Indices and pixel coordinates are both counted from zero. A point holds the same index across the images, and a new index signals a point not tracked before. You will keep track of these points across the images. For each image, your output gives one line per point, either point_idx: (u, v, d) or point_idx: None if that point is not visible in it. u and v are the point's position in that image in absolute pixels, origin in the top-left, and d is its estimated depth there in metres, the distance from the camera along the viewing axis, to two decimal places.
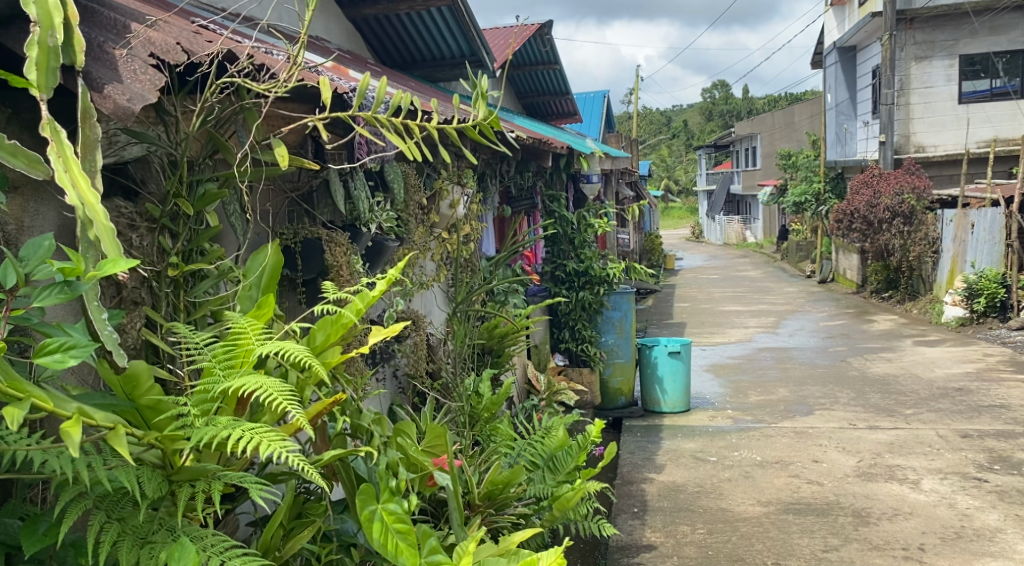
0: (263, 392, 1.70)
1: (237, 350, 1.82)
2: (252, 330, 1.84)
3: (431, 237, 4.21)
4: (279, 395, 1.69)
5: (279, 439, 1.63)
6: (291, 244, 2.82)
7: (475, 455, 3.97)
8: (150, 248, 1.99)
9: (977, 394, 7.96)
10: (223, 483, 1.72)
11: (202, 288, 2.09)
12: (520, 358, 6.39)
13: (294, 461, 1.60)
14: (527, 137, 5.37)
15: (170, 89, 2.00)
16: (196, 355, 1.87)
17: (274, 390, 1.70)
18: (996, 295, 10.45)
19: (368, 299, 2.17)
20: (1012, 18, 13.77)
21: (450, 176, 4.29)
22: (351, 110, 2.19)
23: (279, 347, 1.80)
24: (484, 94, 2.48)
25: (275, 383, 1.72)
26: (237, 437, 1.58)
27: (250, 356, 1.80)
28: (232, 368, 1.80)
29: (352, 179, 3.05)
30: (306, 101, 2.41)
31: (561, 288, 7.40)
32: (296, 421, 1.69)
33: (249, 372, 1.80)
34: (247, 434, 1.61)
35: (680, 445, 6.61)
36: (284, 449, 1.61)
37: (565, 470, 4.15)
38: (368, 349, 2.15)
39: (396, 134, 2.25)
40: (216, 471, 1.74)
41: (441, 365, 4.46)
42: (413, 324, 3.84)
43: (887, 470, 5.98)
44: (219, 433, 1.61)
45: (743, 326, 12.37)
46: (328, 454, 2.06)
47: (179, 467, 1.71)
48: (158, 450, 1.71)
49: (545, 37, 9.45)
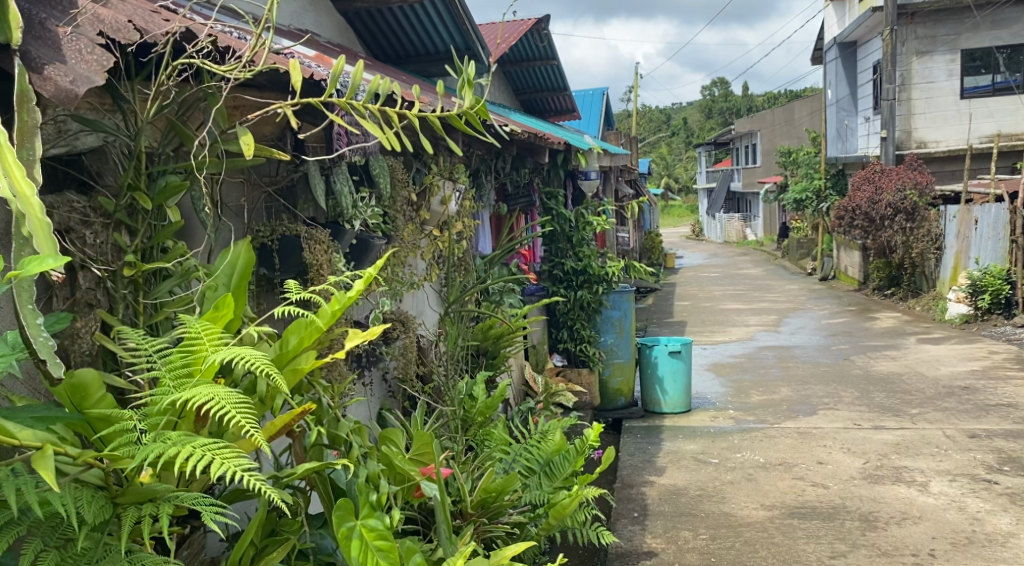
0: (214, 405, 1.55)
1: (192, 359, 1.69)
2: (207, 336, 1.69)
3: (421, 234, 4.06)
4: (233, 408, 1.54)
5: (234, 457, 1.49)
6: (268, 241, 2.68)
7: (469, 462, 3.82)
8: (106, 246, 1.84)
9: (983, 393, 7.80)
10: (173, 506, 1.58)
11: (163, 288, 1.94)
12: (516, 359, 6.21)
13: (250, 482, 1.45)
14: (521, 131, 5.21)
15: (124, 72, 1.85)
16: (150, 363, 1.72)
17: (226, 402, 1.55)
18: (1000, 292, 10.27)
19: (345, 300, 2.02)
20: (1013, 12, 13.58)
21: (440, 172, 4.15)
22: (325, 96, 2.02)
23: (235, 353, 1.65)
24: (470, 81, 2.30)
25: (229, 395, 1.57)
26: (185, 455, 1.44)
27: (203, 363, 1.67)
28: (181, 378, 1.67)
29: (335, 173, 2.92)
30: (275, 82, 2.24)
31: (560, 288, 7.23)
32: (253, 437, 1.54)
33: (202, 382, 1.66)
34: (197, 452, 1.46)
35: (681, 447, 6.46)
36: (238, 468, 1.46)
37: (562, 475, 3.99)
38: (344, 354, 2.02)
39: (374, 122, 2.07)
40: (167, 492, 1.60)
41: (433, 369, 4.24)
42: (401, 325, 3.66)
43: (893, 472, 5.83)
44: (167, 450, 1.48)
45: (744, 324, 12.22)
46: (299, 467, 1.90)
47: (128, 489, 1.57)
48: (100, 470, 1.57)
49: (542, 32, 9.29)
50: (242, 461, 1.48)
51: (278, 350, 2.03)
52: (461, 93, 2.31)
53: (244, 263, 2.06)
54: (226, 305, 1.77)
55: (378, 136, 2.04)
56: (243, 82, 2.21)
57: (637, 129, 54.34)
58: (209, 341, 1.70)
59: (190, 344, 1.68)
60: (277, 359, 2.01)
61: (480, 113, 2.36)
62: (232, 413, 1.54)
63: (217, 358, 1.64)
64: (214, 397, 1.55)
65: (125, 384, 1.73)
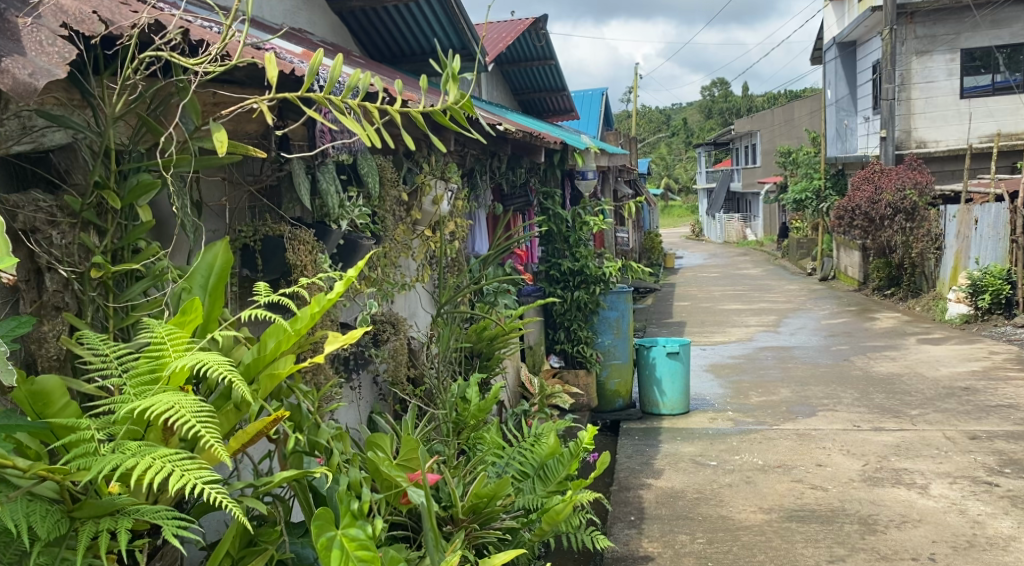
0: (175, 415, 1.53)
1: (157, 366, 1.67)
2: (173, 344, 1.68)
3: (413, 234, 3.99)
4: (194, 419, 1.52)
5: (195, 470, 1.47)
6: (251, 242, 2.62)
7: (461, 465, 3.77)
8: (72, 247, 1.78)
9: (984, 394, 7.73)
10: (132, 520, 1.56)
11: (135, 290, 1.88)
12: (512, 361, 6.14)
13: (212, 495, 1.44)
14: (516, 130, 5.13)
15: (90, 65, 1.79)
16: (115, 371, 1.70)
17: (186, 411, 1.54)
18: (1001, 291, 10.20)
19: (324, 301, 1.94)
20: (1012, 12, 13.51)
21: (432, 171, 4.09)
22: (302, 92, 1.96)
23: (196, 360, 1.63)
24: (455, 75, 2.24)
25: (189, 403, 1.56)
26: (141, 468, 1.42)
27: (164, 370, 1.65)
28: (141, 386, 1.65)
29: (321, 172, 2.85)
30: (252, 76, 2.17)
31: (556, 288, 7.14)
32: (215, 451, 1.52)
33: (164, 390, 1.65)
34: (152, 467, 1.44)
35: (679, 449, 6.39)
36: (199, 481, 1.45)
37: (556, 479, 3.95)
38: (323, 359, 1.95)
39: (353, 119, 2.00)
40: (125, 505, 1.58)
41: (424, 370, 4.16)
42: (391, 327, 3.58)
43: (893, 475, 5.76)
44: (124, 462, 1.47)
45: (744, 325, 12.14)
46: (273, 476, 1.84)
47: (85, 503, 1.56)
48: (55, 483, 1.55)
49: (540, 32, 9.23)
50: (205, 473, 1.47)
51: (255, 354, 1.96)
52: (445, 88, 2.25)
53: (222, 264, 1.98)
54: (193, 311, 1.73)
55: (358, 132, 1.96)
56: (216, 77, 2.14)
57: (637, 129, 54.26)
58: (175, 349, 1.68)
59: (153, 352, 1.67)
60: (254, 363, 1.94)
61: (466, 109, 2.30)
62: (194, 424, 1.52)
63: (180, 365, 1.61)
64: (177, 406, 1.54)
65: (93, 390, 1.69)
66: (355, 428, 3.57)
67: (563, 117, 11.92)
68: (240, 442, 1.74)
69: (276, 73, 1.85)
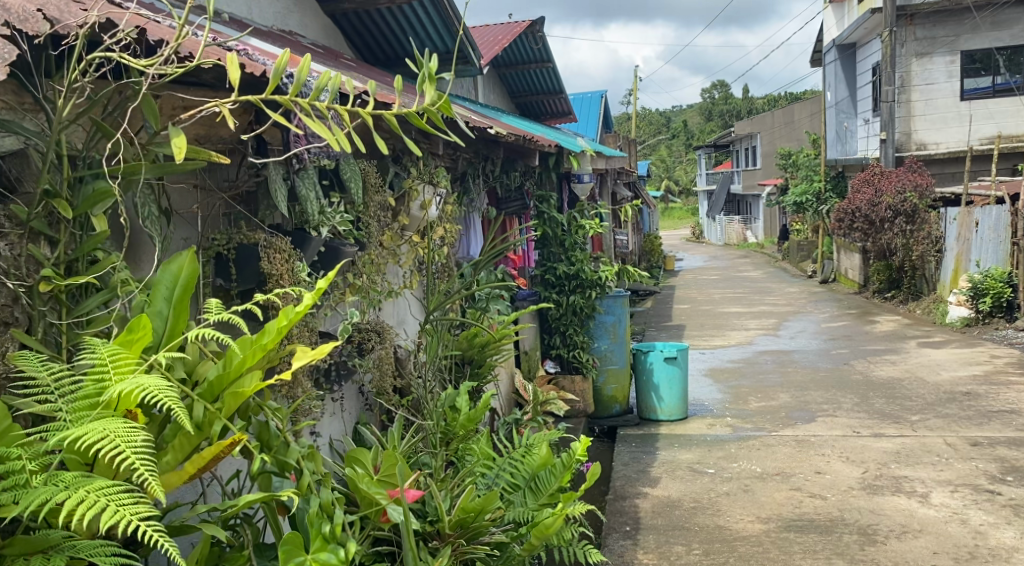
0: (107, 444, 1.48)
1: (101, 391, 1.63)
2: (117, 367, 1.64)
3: (401, 240, 3.89)
4: (130, 451, 1.49)
5: (129, 508, 1.44)
6: (225, 252, 2.52)
7: (450, 478, 3.68)
8: (21, 258, 1.69)
9: (985, 399, 7.63)
10: (67, 556, 1.53)
11: (90, 304, 1.79)
12: (506, 368, 6.03)
13: (146, 535, 1.42)
14: (510, 135, 5.01)
15: (32, 64, 1.72)
16: (54, 393, 1.64)
17: (119, 440, 1.49)
18: (1002, 294, 10.10)
19: (292, 314, 1.85)
20: (1012, 13, 13.42)
21: (419, 175, 3.99)
22: (268, 92, 1.86)
23: (135, 384, 1.57)
24: (432, 75, 2.18)
25: (123, 431, 1.52)
26: (70, 504, 1.40)
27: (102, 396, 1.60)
28: (79, 411, 1.60)
29: (300, 178, 2.75)
30: (216, 74, 2.06)
31: (552, 292, 6.98)
32: (152, 488, 1.48)
33: (101, 416, 1.60)
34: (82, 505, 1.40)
35: (677, 456, 6.29)
36: (135, 518, 1.43)
37: (547, 491, 3.84)
38: (290, 374, 1.86)
39: (321, 124, 1.90)
40: (62, 539, 1.55)
41: (411, 380, 4.04)
42: (377, 335, 3.46)
43: (893, 483, 5.65)
44: (54, 497, 1.44)
45: (743, 328, 12.04)
46: (236, 502, 1.78)
47: (20, 538, 1.52)
48: None
49: (537, 34, 9.14)
50: (141, 509, 1.45)
51: (221, 370, 1.87)
52: (422, 90, 2.18)
53: (188, 274, 1.93)
54: (141, 330, 1.66)
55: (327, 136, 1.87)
56: (174, 79, 2.03)
57: (637, 131, 54.20)
58: (117, 374, 1.64)
59: (98, 378, 1.62)
60: (220, 379, 1.85)
61: (443, 111, 2.23)
62: (128, 455, 1.48)
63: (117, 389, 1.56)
64: (114, 435, 1.50)
65: (40, 411, 1.61)
66: (339, 440, 3.46)
67: (561, 119, 11.82)
68: (198, 466, 1.73)
69: (238, 74, 1.77)
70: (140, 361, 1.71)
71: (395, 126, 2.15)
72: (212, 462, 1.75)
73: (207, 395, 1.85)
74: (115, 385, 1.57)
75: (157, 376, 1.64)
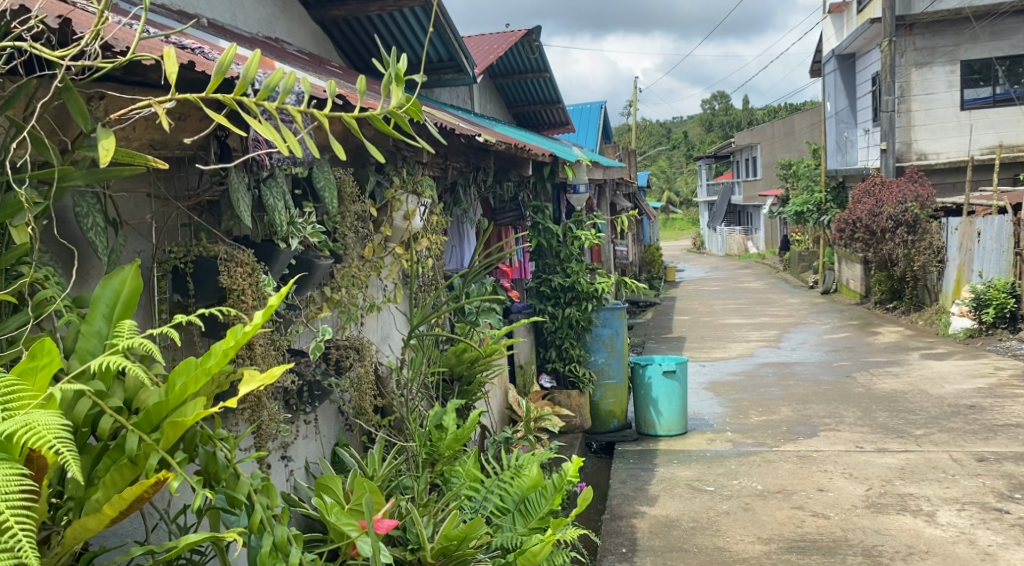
0: None
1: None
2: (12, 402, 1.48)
3: (379, 251, 3.74)
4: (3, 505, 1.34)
5: None
6: (182, 265, 2.37)
7: (434, 502, 3.50)
8: None
9: (991, 412, 7.45)
10: None
11: (14, 322, 1.68)
12: (499, 384, 5.83)
13: None
14: (501, 143, 4.80)
15: None
16: None
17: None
18: (1005, 305, 9.96)
19: (237, 336, 1.68)
20: (1013, 23, 13.30)
21: (403, 184, 3.85)
22: (209, 91, 1.70)
23: (25, 425, 1.42)
24: (398, 76, 2.01)
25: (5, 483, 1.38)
26: None
27: None
28: None
29: (268, 187, 2.61)
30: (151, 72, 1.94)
31: (547, 305, 6.77)
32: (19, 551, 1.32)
33: None
34: None
35: (676, 473, 6.10)
36: None
37: (538, 515, 3.67)
38: (235, 402, 1.69)
39: (268, 128, 1.73)
40: None
41: (392, 400, 3.83)
42: (356, 353, 3.29)
43: (898, 501, 5.47)
44: None
45: (744, 340, 11.85)
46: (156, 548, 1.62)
47: None
48: None
49: (533, 44, 9.00)
50: None
51: (163, 396, 1.73)
52: (387, 92, 2.01)
53: (130, 290, 1.82)
54: (45, 358, 1.52)
55: (275, 138, 1.72)
56: (111, 75, 1.91)
57: (637, 142, 54.17)
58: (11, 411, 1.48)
59: None
60: (159, 407, 1.71)
61: (411, 113, 2.06)
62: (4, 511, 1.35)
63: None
64: (1, 484, 1.38)
65: None
66: (315, 463, 3.29)
67: (558, 130, 11.66)
68: (115, 510, 1.58)
69: (174, 68, 1.66)
70: (44, 392, 1.56)
71: (355, 131, 2.00)
72: (128, 505, 1.60)
73: (144, 424, 1.71)
74: (3, 424, 1.43)
75: (55, 413, 1.48)
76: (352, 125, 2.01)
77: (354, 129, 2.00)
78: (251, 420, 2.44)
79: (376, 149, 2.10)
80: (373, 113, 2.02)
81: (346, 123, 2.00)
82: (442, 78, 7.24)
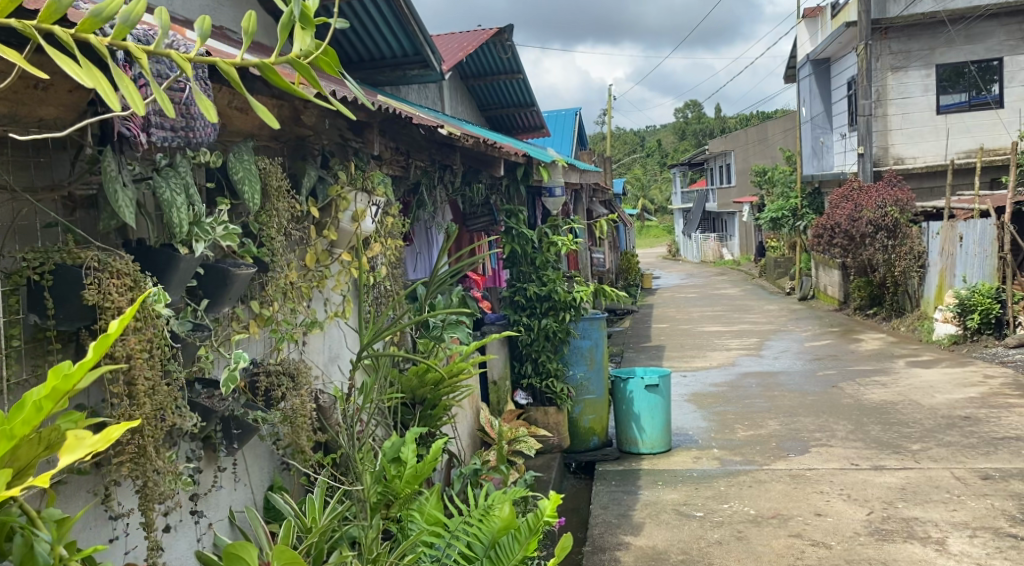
0: None
1: None
2: None
3: (318, 260, 3.21)
4: None
5: None
6: (37, 278, 1.79)
7: (387, 556, 2.98)
8: None
9: (988, 424, 7.00)
10: None
11: None
12: (468, 403, 5.30)
13: None
14: (468, 138, 4.24)
15: None
16: None
17: None
18: (990, 311, 9.54)
19: (61, 380, 1.21)
20: (987, 27, 12.93)
21: (350, 181, 3.34)
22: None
23: None
24: (302, 14, 1.45)
25: None
26: None
27: None
28: None
29: (162, 179, 2.09)
30: None
31: (521, 316, 6.21)
32: None
33: None
34: None
35: (661, 497, 5.58)
36: None
37: (511, 562, 3.19)
38: (50, 477, 1.20)
39: (78, 66, 1.21)
40: None
41: (336, 434, 3.27)
42: (290, 382, 2.77)
43: (903, 526, 4.97)
44: None
45: (724, 349, 11.37)
46: None
47: None
48: None
49: (504, 43, 8.48)
50: None
51: None
52: (288, 38, 1.46)
53: None
54: None
55: (98, 87, 1.21)
56: None
57: (612, 150, 53.94)
58: None
59: None
60: None
61: (324, 67, 1.50)
62: None
63: None
64: None
65: None
66: (243, 513, 2.74)
67: (533, 134, 11.12)
68: None
69: None
70: None
71: (235, 84, 1.47)
72: None
73: None
74: None
75: None
76: (233, 77, 1.47)
77: (237, 82, 1.46)
78: (132, 477, 1.88)
79: (267, 114, 1.56)
80: (267, 62, 1.48)
81: (223, 72, 1.46)
82: (406, 73, 6.70)
